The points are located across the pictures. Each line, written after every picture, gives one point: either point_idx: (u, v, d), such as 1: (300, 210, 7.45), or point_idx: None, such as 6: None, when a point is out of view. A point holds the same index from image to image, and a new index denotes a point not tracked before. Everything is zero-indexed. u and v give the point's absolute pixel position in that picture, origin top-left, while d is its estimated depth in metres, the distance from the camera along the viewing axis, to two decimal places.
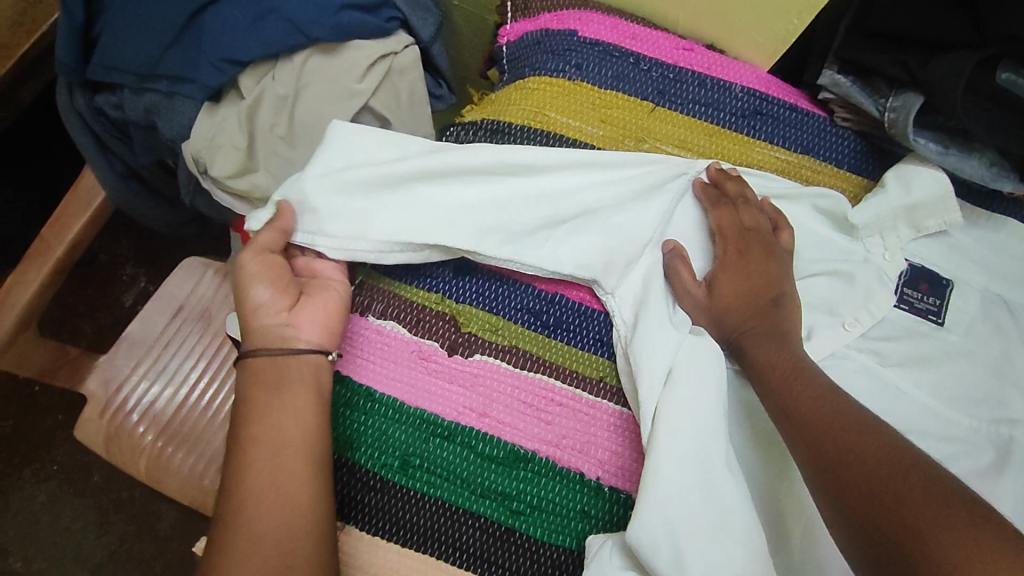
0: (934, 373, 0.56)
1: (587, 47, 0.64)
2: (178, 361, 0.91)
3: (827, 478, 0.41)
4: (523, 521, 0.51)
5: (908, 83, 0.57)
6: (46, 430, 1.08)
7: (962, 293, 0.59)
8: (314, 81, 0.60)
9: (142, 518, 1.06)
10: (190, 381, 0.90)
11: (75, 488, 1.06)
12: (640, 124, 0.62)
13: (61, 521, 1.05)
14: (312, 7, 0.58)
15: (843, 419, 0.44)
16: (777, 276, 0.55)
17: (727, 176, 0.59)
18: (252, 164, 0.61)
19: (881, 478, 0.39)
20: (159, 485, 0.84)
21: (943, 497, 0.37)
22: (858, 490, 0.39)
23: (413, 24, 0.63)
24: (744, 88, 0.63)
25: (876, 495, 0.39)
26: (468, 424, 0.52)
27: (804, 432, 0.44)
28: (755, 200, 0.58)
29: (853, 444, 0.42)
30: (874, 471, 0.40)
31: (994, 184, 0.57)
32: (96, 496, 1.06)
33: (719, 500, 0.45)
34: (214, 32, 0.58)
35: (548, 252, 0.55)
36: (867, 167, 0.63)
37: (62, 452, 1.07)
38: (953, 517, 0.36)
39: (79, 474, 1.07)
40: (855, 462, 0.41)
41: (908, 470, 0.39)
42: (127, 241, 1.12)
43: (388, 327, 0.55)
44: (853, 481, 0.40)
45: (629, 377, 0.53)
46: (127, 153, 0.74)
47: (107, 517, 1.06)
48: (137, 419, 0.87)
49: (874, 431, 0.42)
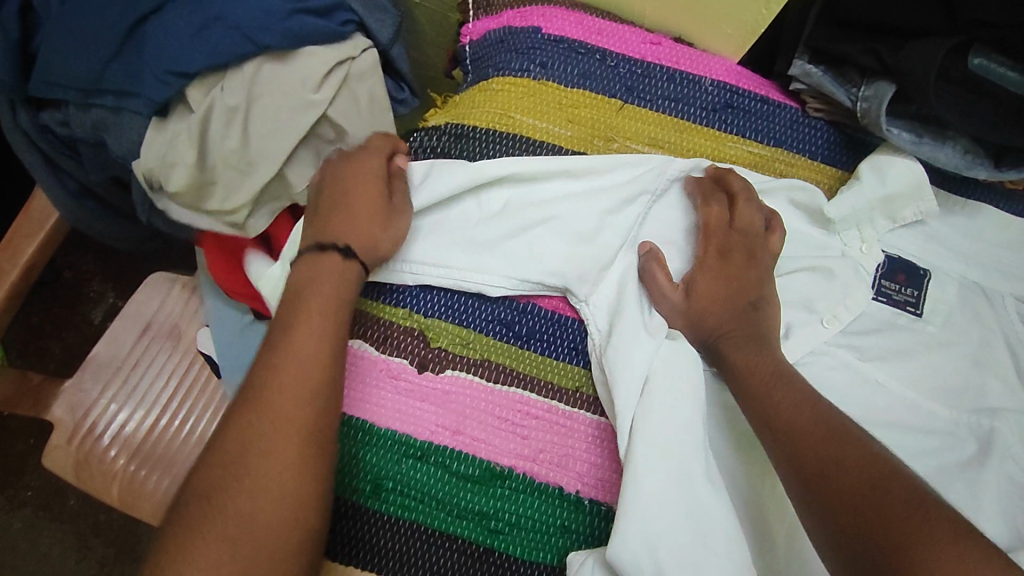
0: (913, 364, 0.55)
1: (552, 44, 0.61)
2: (147, 381, 0.89)
3: (809, 496, 0.40)
4: (502, 540, 0.49)
5: (880, 73, 0.56)
6: (18, 455, 1.05)
7: (938, 282, 0.58)
8: (267, 91, 0.57)
9: (122, 541, 1.03)
10: (162, 402, 0.88)
11: (52, 514, 1.03)
12: (608, 123, 0.60)
13: (39, 547, 1.02)
14: (259, 13, 0.55)
15: (825, 429, 0.42)
16: (756, 281, 0.53)
17: (728, 170, 0.57)
18: (206, 177, 0.59)
19: (864, 493, 0.38)
20: (134, 510, 0.82)
21: (927, 514, 0.36)
22: (841, 506, 0.38)
23: (371, 26, 0.61)
24: (714, 81, 0.61)
25: (860, 507, 0.38)
26: (441, 443, 0.51)
27: (786, 444, 0.43)
28: (756, 199, 0.56)
29: (834, 455, 0.41)
30: (856, 485, 0.39)
31: (969, 172, 0.56)
32: (73, 521, 1.04)
33: (701, 514, 0.44)
34: (157, 42, 0.54)
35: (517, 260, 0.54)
36: (842, 157, 0.61)
37: (36, 478, 1.04)
38: (936, 535, 0.35)
39: (55, 498, 1.04)
40: (837, 476, 0.40)
41: (889, 482, 0.38)
42: (92, 257, 1.08)
43: (355, 346, 0.53)
44: (836, 496, 0.39)
45: (605, 387, 0.51)
46: (78, 170, 0.71)
47: (85, 542, 1.03)
48: (107, 443, 0.85)
49: (856, 441, 0.41)
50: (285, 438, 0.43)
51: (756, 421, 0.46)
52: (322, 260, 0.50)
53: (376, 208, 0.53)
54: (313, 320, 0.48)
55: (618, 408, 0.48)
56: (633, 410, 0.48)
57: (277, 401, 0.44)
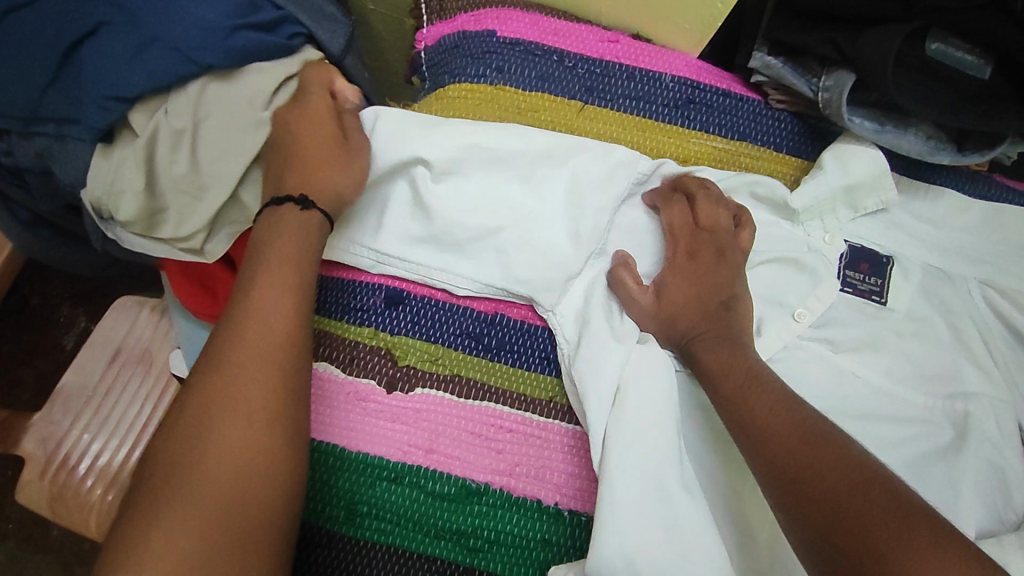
0: (886, 353, 0.55)
1: (508, 48, 0.60)
2: (121, 409, 0.87)
3: (786, 501, 0.40)
4: (481, 558, 0.48)
5: (840, 62, 0.55)
6: None
7: (904, 269, 0.58)
8: (214, 110, 0.55)
9: None
10: (137, 429, 0.86)
11: (35, 546, 1.01)
12: (569, 125, 0.59)
13: None
14: (199, 32, 0.53)
15: (800, 430, 0.42)
16: (728, 280, 0.52)
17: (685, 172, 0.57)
18: (158, 203, 0.57)
19: (839, 497, 0.38)
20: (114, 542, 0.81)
21: (904, 517, 0.36)
22: (816, 513, 0.38)
23: (320, 38, 0.59)
24: (674, 77, 0.60)
25: (839, 513, 0.37)
26: (414, 463, 0.50)
27: (761, 448, 0.42)
28: (715, 192, 0.56)
29: (809, 458, 0.40)
30: (834, 490, 0.38)
31: (933, 158, 0.56)
32: (57, 551, 1.01)
33: (678, 523, 0.44)
34: (95, 67, 0.52)
35: (483, 269, 0.53)
36: (806, 148, 0.61)
37: (17, 510, 1.02)
38: (914, 540, 0.35)
39: (37, 529, 1.02)
40: (813, 481, 0.39)
41: (864, 484, 0.38)
42: None
43: (321, 369, 0.52)
44: (811, 502, 0.38)
45: (577, 398, 0.50)
46: (29, 199, 0.68)
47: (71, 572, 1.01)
48: (83, 474, 0.83)
49: (829, 442, 0.41)
50: (249, 382, 0.42)
51: (729, 423, 0.45)
52: (283, 214, 0.49)
53: (332, 147, 0.52)
54: (279, 277, 0.46)
55: (589, 418, 0.47)
56: (605, 419, 0.47)
57: (244, 359, 0.43)
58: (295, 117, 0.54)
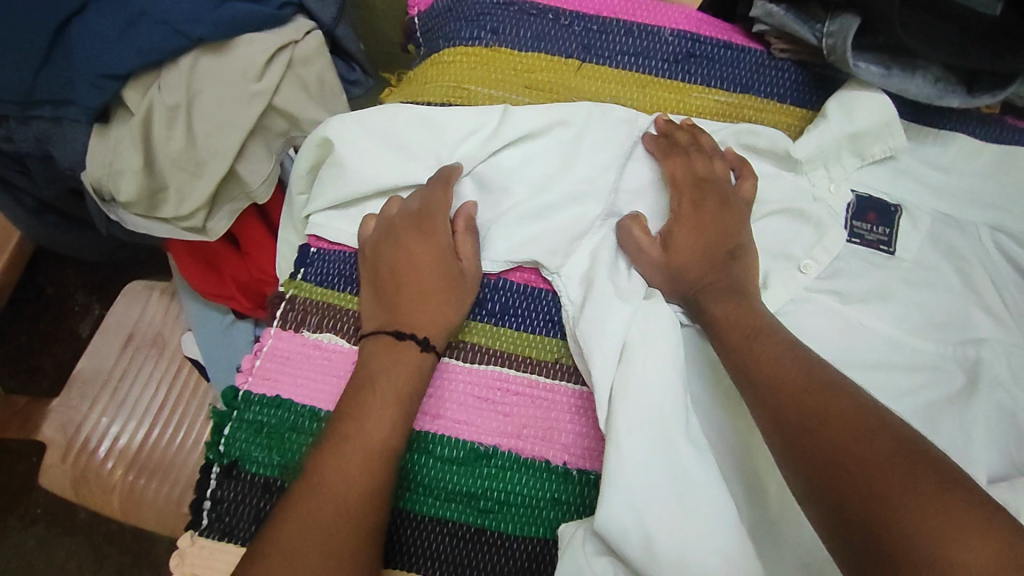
0: (895, 303, 0.54)
1: (502, 9, 0.59)
2: (136, 393, 0.88)
3: (796, 449, 0.39)
4: (492, 519, 0.49)
5: (844, 5, 0.53)
6: (23, 474, 1.05)
7: (913, 218, 0.56)
8: (207, 85, 0.55)
9: (138, 546, 1.05)
10: (153, 412, 0.88)
11: (64, 526, 1.04)
12: (567, 84, 0.58)
13: (56, 561, 1.03)
14: (188, 4, 0.52)
15: (815, 382, 0.41)
16: (735, 226, 0.52)
17: (677, 126, 0.56)
18: (157, 181, 0.57)
19: (848, 446, 0.38)
20: (136, 519, 0.84)
21: (919, 470, 0.36)
22: (823, 461, 0.38)
23: (311, 7, 0.58)
24: (673, 31, 0.59)
25: (846, 466, 0.37)
26: (422, 428, 0.50)
27: (771, 397, 0.42)
28: (710, 146, 0.55)
29: (819, 409, 0.40)
30: (845, 438, 0.38)
31: (942, 101, 0.54)
32: (86, 532, 1.05)
33: (683, 481, 0.44)
34: (85, 45, 0.52)
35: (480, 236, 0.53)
36: (811, 97, 0.59)
37: (44, 495, 1.05)
38: (930, 492, 0.35)
39: (64, 511, 1.05)
40: (826, 429, 0.39)
41: (880, 438, 0.38)
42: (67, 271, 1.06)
43: (325, 340, 0.52)
44: (822, 451, 0.38)
45: (582, 358, 0.50)
46: (32, 186, 0.68)
47: (101, 550, 1.04)
48: (104, 456, 0.85)
49: (840, 393, 0.40)
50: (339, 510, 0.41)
51: (739, 376, 0.45)
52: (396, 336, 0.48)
53: (449, 279, 0.51)
54: (390, 382, 0.46)
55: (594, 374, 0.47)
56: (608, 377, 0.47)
57: (342, 487, 0.42)
58: (418, 243, 0.51)
